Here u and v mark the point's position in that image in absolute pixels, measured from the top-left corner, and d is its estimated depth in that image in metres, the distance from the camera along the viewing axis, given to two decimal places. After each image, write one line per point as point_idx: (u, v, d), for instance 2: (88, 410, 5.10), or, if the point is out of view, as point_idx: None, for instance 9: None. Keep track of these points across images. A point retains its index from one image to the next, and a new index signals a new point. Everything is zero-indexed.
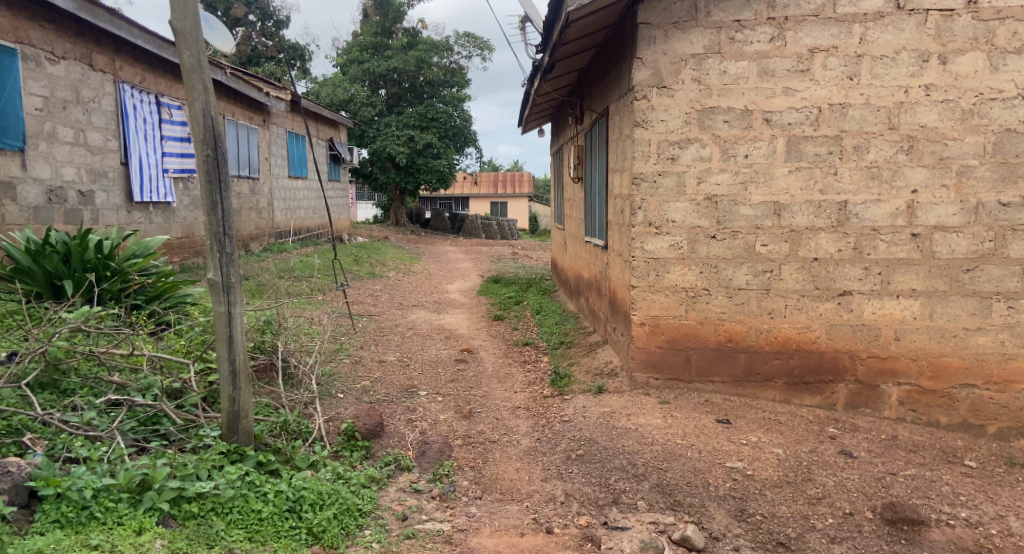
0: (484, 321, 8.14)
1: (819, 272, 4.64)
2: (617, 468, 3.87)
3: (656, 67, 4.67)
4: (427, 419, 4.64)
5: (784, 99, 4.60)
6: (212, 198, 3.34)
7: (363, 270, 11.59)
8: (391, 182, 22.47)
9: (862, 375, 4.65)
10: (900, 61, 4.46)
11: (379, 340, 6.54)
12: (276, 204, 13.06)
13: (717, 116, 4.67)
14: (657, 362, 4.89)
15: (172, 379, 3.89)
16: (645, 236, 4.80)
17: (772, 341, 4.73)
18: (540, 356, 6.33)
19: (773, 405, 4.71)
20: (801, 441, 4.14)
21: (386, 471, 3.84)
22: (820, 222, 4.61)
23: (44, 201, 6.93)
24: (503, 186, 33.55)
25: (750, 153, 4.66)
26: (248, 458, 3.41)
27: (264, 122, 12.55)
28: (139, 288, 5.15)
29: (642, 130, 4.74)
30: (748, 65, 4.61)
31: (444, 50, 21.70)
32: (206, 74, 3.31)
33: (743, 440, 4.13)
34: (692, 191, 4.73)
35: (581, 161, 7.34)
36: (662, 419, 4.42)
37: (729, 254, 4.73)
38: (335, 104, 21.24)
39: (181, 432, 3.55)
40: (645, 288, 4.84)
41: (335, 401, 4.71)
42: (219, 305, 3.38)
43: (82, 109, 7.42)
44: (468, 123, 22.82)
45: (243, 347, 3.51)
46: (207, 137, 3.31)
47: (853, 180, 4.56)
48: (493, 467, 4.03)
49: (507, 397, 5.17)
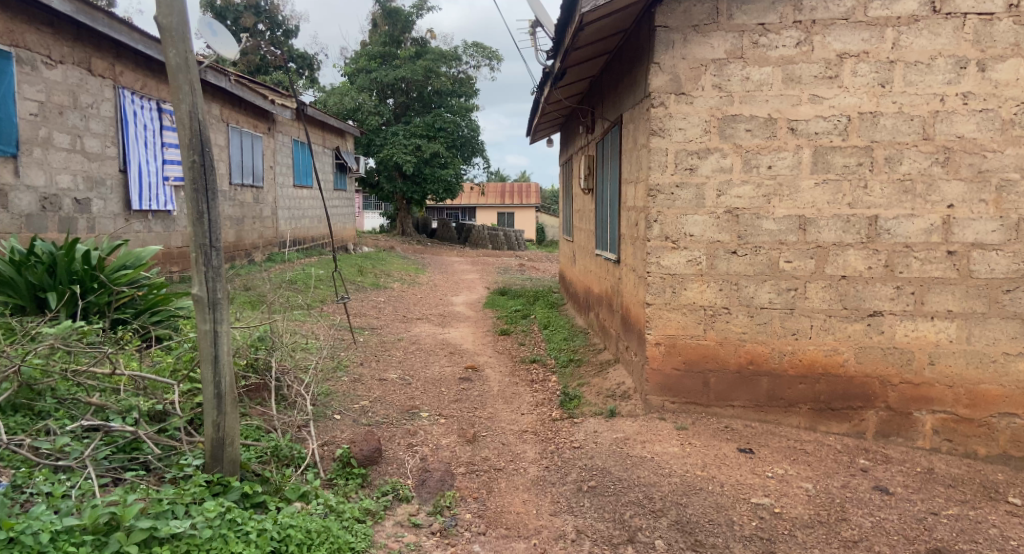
0: (490, 336, 7.87)
1: (847, 291, 4.35)
2: (632, 503, 3.58)
3: (675, 72, 4.41)
4: (429, 443, 4.36)
5: (810, 107, 4.33)
6: (198, 207, 3.09)
7: (368, 280, 11.35)
8: (397, 191, 22.28)
9: (893, 402, 4.35)
10: (935, 68, 4.19)
11: (380, 356, 6.26)
12: (280, 212, 12.85)
13: (739, 125, 4.41)
14: (673, 385, 4.60)
15: (155, 402, 3.66)
16: (662, 250, 4.53)
17: (797, 364, 4.44)
18: (548, 375, 6.05)
19: (798, 432, 4.42)
20: (832, 475, 3.84)
21: (383, 503, 3.56)
22: (849, 238, 4.33)
23: (37, 209, 6.71)
24: (510, 196, 33.35)
25: (774, 164, 4.39)
26: (232, 489, 3.15)
27: (269, 130, 12.36)
28: (128, 300, 4.92)
29: (659, 138, 4.48)
30: (772, 71, 4.35)
31: (453, 60, 21.54)
32: (194, 75, 3.08)
33: (767, 472, 3.84)
34: (712, 204, 4.46)
35: (591, 171, 7.08)
36: (679, 447, 4.13)
37: (751, 271, 4.45)
38: (342, 113, 21.07)
39: (161, 460, 3.30)
40: (661, 305, 4.56)
41: (330, 423, 4.43)
42: (205, 323, 3.13)
43: (79, 115, 7.23)
44: (476, 133, 22.64)
45: (230, 368, 3.25)
46: (193, 141, 3.08)
47: (885, 193, 4.29)
48: (499, 499, 3.75)
49: (513, 420, 4.89)
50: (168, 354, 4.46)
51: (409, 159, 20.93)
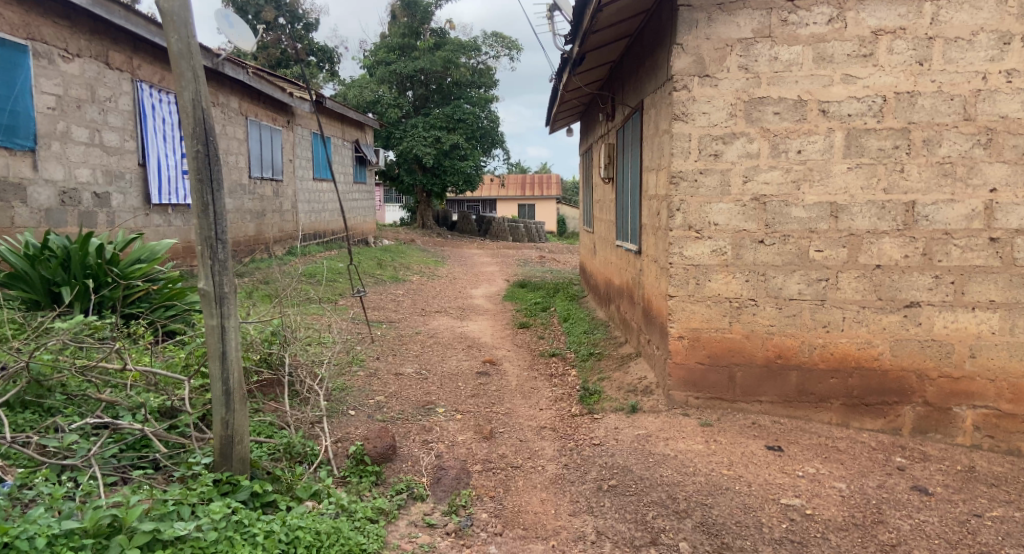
0: (509, 329, 7.74)
1: (882, 281, 4.14)
2: (655, 503, 3.43)
3: (698, 54, 4.21)
4: (445, 440, 4.24)
5: (843, 87, 4.12)
6: (203, 198, 3.00)
7: (387, 273, 11.28)
8: (417, 184, 22.20)
9: (931, 397, 4.14)
10: (977, 44, 3.96)
11: (397, 350, 6.16)
12: (300, 206, 12.83)
13: (766, 108, 4.21)
14: (697, 379, 4.43)
15: (166, 398, 3.59)
16: (685, 240, 4.35)
17: (827, 358, 4.25)
18: (568, 369, 5.90)
19: (829, 428, 4.22)
20: (866, 474, 3.65)
21: (396, 502, 3.45)
22: (884, 225, 4.12)
23: (56, 203, 6.71)
24: (530, 188, 33.15)
25: (804, 148, 4.18)
26: (242, 489, 3.06)
27: (288, 124, 12.32)
28: (144, 295, 4.88)
29: (682, 123, 4.29)
30: (802, 50, 4.14)
31: (472, 51, 21.35)
32: (197, 61, 2.97)
33: (798, 472, 3.66)
34: (738, 191, 4.27)
35: (612, 160, 6.89)
36: (704, 444, 3.97)
37: (779, 260, 4.26)
38: (362, 106, 21.02)
39: (169, 459, 3.23)
40: (684, 297, 4.39)
41: (345, 419, 4.33)
42: (212, 318, 3.03)
43: (97, 109, 7.21)
44: (495, 124, 22.43)
45: (239, 364, 3.15)
46: (197, 130, 2.97)
47: (922, 177, 4.07)
48: (517, 498, 3.62)
49: (531, 416, 4.75)
50: (181, 348, 4.40)
51: (428, 151, 20.82)
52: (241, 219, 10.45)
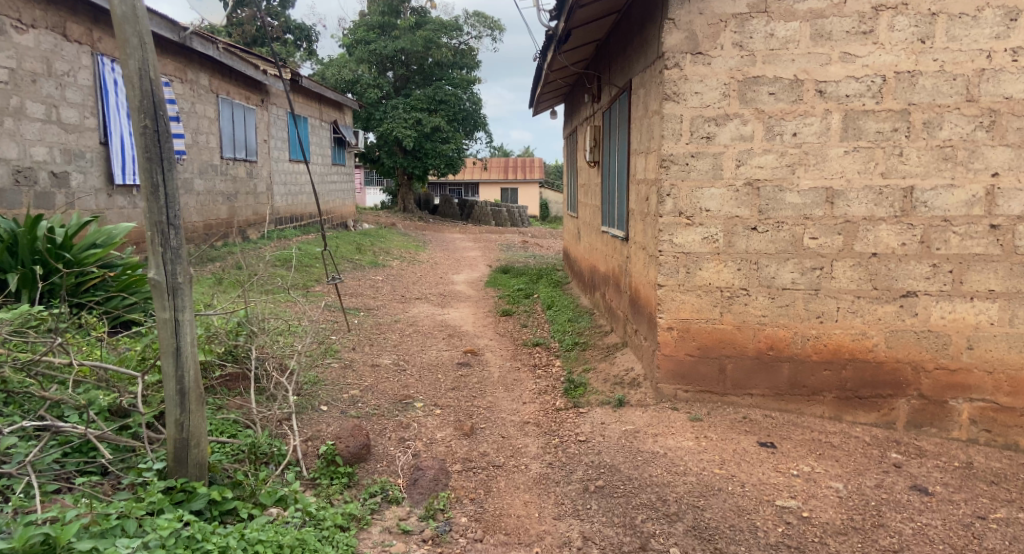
0: (491, 316, 7.51)
1: (878, 269, 3.97)
2: (644, 506, 3.25)
3: (691, 30, 3.98)
4: (422, 438, 4.02)
5: (841, 66, 3.91)
6: (153, 179, 2.73)
7: (366, 259, 10.99)
8: (397, 167, 21.77)
9: (927, 390, 3.99)
10: (982, 20, 3.78)
11: (374, 340, 5.91)
12: (276, 188, 12.45)
13: (761, 88, 3.99)
14: (686, 372, 4.24)
15: (118, 396, 3.34)
16: (675, 227, 4.14)
17: (821, 349, 4.08)
18: (552, 360, 5.70)
19: (821, 423, 4.07)
20: (863, 472, 3.50)
21: (369, 506, 3.25)
22: (881, 212, 3.94)
23: (11, 183, 6.34)
24: (514, 171, 32.77)
25: (799, 131, 3.98)
26: (198, 497, 2.83)
27: (263, 103, 11.91)
28: (100, 282, 4.64)
29: (673, 104, 4.06)
30: (799, 26, 3.92)
31: (453, 30, 20.90)
32: (143, 26, 2.69)
33: (792, 470, 3.50)
34: (731, 175, 4.07)
35: (597, 142, 6.66)
36: (694, 441, 3.80)
37: (772, 248, 4.07)
38: (341, 86, 20.51)
39: (119, 464, 2.99)
40: (673, 287, 4.19)
41: (316, 415, 4.10)
42: (164, 310, 2.77)
43: (54, 83, 6.82)
44: (477, 106, 22.02)
45: (196, 361, 2.90)
46: (144, 104, 2.70)
47: (922, 161, 3.89)
48: (498, 500, 3.42)
49: (513, 410, 4.55)
50: (138, 340, 4.14)
51: (409, 133, 20.40)
52: (213, 202, 10.09)
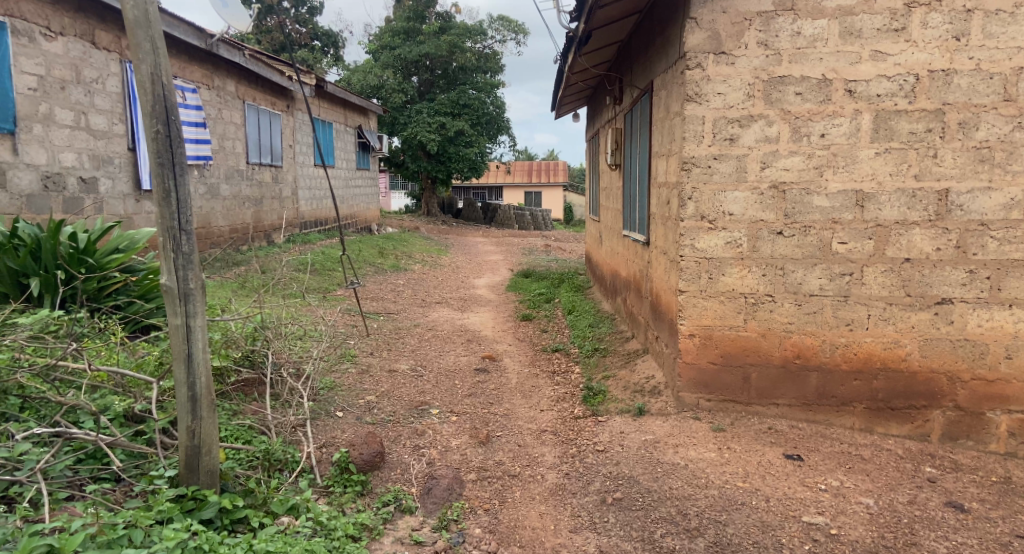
0: (511, 321, 7.44)
1: (910, 275, 3.82)
2: (663, 520, 3.15)
3: (714, 29, 3.87)
4: (437, 445, 3.95)
5: (871, 65, 3.77)
6: (164, 184, 2.71)
7: (388, 262, 11.00)
8: (421, 171, 21.82)
9: (963, 401, 3.83)
10: (1020, 17, 3.62)
11: (393, 345, 5.87)
12: (301, 193, 12.52)
13: (787, 87, 3.87)
14: (709, 380, 4.12)
15: (133, 402, 3.33)
16: (697, 231, 4.03)
17: (850, 358, 3.93)
18: (572, 366, 5.60)
19: (851, 434, 3.91)
20: (895, 487, 3.35)
21: (382, 516, 3.19)
22: (914, 215, 3.79)
23: (39, 188, 6.43)
24: (537, 175, 32.69)
25: (827, 132, 3.85)
26: (208, 505, 2.80)
27: (288, 109, 11.99)
28: (122, 286, 4.67)
29: (695, 105, 3.95)
30: (828, 24, 3.79)
31: (477, 35, 20.95)
32: (156, 30, 2.67)
33: (819, 485, 3.36)
34: (755, 177, 3.94)
35: (619, 145, 6.55)
36: (717, 452, 3.67)
37: (799, 253, 3.93)
38: (366, 91, 20.63)
39: (131, 472, 2.98)
40: (695, 292, 4.07)
41: (331, 422, 4.06)
42: (175, 316, 2.74)
43: (83, 90, 6.92)
44: (501, 110, 22.01)
45: (207, 368, 2.87)
46: (156, 109, 2.68)
47: (957, 162, 3.73)
48: (513, 511, 3.34)
49: (531, 418, 4.47)
50: (156, 346, 4.14)
51: (433, 137, 20.42)
52: (239, 207, 10.17)
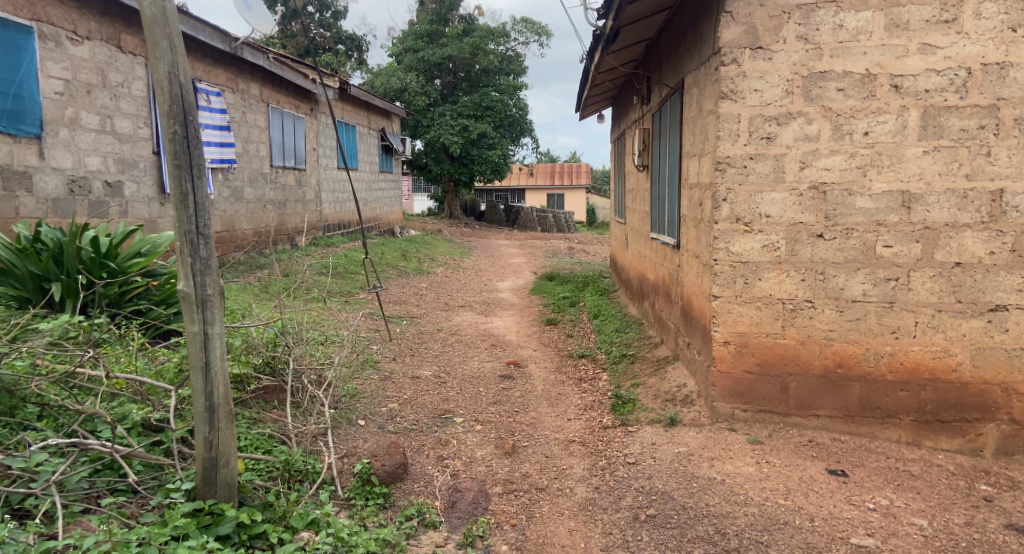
0: (535, 326, 7.30)
1: (961, 281, 3.62)
2: (700, 539, 2.98)
3: (750, 22, 3.69)
4: (462, 456, 3.82)
5: (919, 59, 3.58)
6: (182, 187, 2.61)
7: (411, 265, 10.94)
8: (444, 173, 21.78)
9: (1019, 414, 3.62)
10: None
11: (415, 350, 5.76)
12: (324, 196, 12.51)
13: (828, 83, 3.68)
14: (745, 390, 3.93)
15: (152, 411, 3.25)
16: (732, 234, 3.85)
17: (896, 368, 3.73)
18: (599, 373, 5.43)
19: (897, 448, 3.71)
20: (949, 507, 3.14)
21: (405, 531, 3.07)
22: (966, 217, 3.59)
23: (65, 192, 6.43)
24: (560, 177, 32.50)
25: (871, 130, 3.65)
26: (226, 520, 2.70)
27: (312, 112, 11.98)
28: (143, 290, 4.63)
29: (730, 103, 3.78)
30: (872, 16, 3.60)
31: (500, 37, 20.88)
32: (174, 28, 2.58)
33: (868, 503, 3.16)
34: (794, 178, 3.76)
35: (646, 145, 6.38)
36: (755, 467, 3.49)
37: (841, 257, 3.74)
38: (389, 94, 20.65)
39: (148, 485, 2.90)
40: (730, 298, 3.89)
41: (353, 431, 3.95)
42: (192, 323, 2.65)
43: (109, 94, 6.92)
44: (524, 112, 21.90)
45: (226, 377, 2.77)
46: (174, 109, 2.59)
47: (1012, 161, 3.53)
48: (542, 527, 3.20)
49: (558, 427, 4.32)
50: (176, 352, 4.06)
51: (456, 139, 20.38)
52: (263, 210, 10.17)
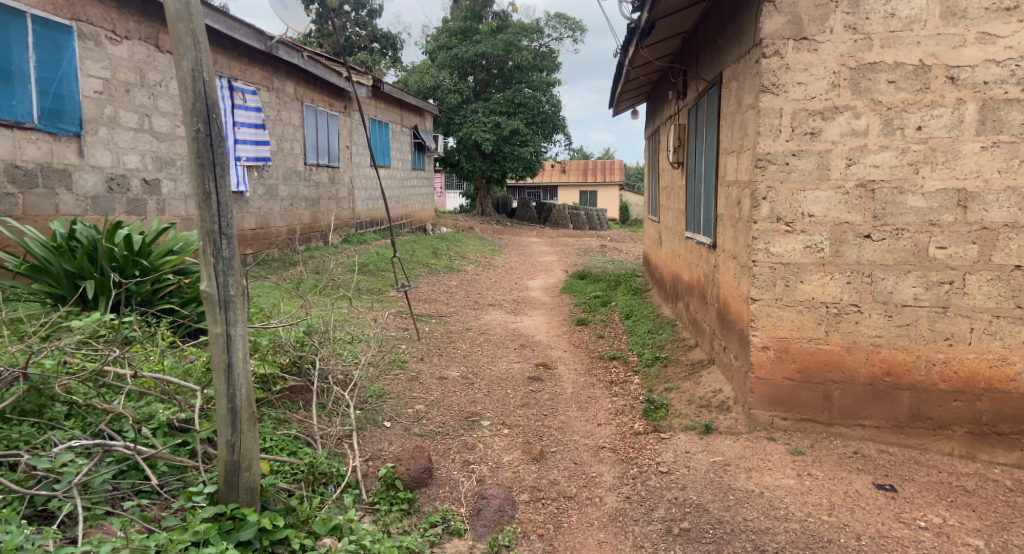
0: (566, 326, 7.16)
1: (1021, 285, 3.40)
2: None
3: (794, 12, 3.51)
4: (488, 461, 3.73)
5: (978, 48, 3.36)
6: (205, 187, 2.56)
7: (441, 263, 10.89)
8: (476, 171, 21.72)
9: None
10: None
11: (444, 350, 5.68)
12: (357, 194, 12.54)
13: (879, 75, 3.48)
14: (785, 398, 3.75)
15: (178, 411, 3.22)
16: (772, 234, 3.67)
17: (949, 377, 3.53)
18: (630, 376, 5.28)
19: (950, 461, 3.49)
20: (1007, 526, 2.94)
21: (429, 539, 2.99)
22: None
23: (104, 190, 6.51)
24: (593, 174, 32.18)
25: (925, 124, 3.45)
26: (247, 525, 2.65)
27: (346, 110, 12.01)
28: (174, 289, 4.65)
29: (772, 96, 3.60)
30: (927, 3, 3.40)
31: (534, 33, 20.72)
32: (197, 23, 2.52)
33: (918, 521, 2.97)
34: (840, 175, 3.57)
35: (682, 142, 6.19)
36: (796, 480, 3.32)
37: (891, 259, 3.54)
38: (422, 91, 20.67)
39: (172, 487, 2.87)
40: (770, 301, 3.71)
41: (378, 432, 3.88)
42: (215, 324, 2.59)
43: (147, 93, 6.99)
44: (557, 109, 21.72)
45: (248, 379, 2.71)
46: (197, 106, 2.53)
47: None
48: (570, 538, 3.09)
49: (588, 432, 4.20)
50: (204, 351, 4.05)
51: (488, 137, 20.30)
52: (296, 207, 10.21)
